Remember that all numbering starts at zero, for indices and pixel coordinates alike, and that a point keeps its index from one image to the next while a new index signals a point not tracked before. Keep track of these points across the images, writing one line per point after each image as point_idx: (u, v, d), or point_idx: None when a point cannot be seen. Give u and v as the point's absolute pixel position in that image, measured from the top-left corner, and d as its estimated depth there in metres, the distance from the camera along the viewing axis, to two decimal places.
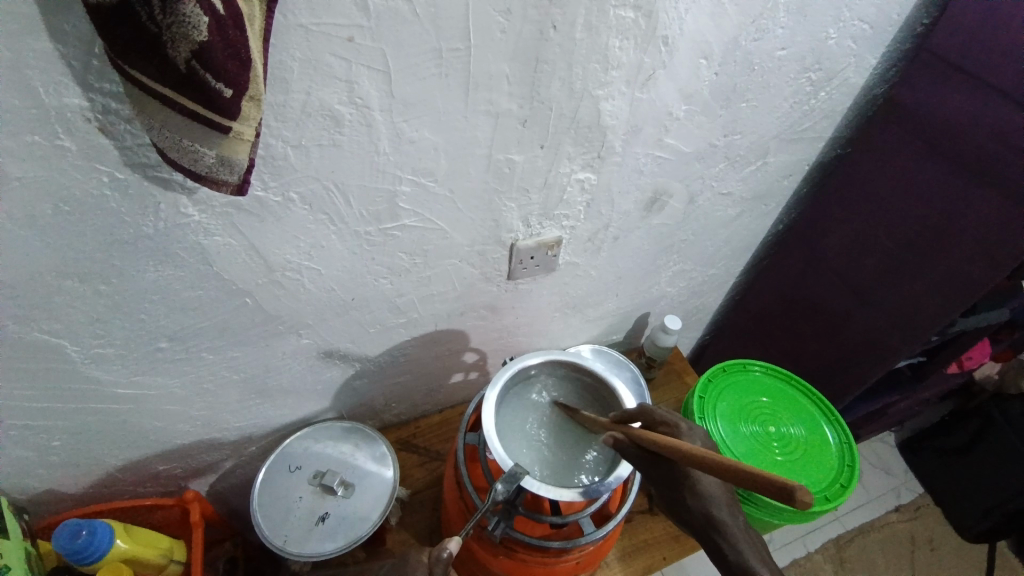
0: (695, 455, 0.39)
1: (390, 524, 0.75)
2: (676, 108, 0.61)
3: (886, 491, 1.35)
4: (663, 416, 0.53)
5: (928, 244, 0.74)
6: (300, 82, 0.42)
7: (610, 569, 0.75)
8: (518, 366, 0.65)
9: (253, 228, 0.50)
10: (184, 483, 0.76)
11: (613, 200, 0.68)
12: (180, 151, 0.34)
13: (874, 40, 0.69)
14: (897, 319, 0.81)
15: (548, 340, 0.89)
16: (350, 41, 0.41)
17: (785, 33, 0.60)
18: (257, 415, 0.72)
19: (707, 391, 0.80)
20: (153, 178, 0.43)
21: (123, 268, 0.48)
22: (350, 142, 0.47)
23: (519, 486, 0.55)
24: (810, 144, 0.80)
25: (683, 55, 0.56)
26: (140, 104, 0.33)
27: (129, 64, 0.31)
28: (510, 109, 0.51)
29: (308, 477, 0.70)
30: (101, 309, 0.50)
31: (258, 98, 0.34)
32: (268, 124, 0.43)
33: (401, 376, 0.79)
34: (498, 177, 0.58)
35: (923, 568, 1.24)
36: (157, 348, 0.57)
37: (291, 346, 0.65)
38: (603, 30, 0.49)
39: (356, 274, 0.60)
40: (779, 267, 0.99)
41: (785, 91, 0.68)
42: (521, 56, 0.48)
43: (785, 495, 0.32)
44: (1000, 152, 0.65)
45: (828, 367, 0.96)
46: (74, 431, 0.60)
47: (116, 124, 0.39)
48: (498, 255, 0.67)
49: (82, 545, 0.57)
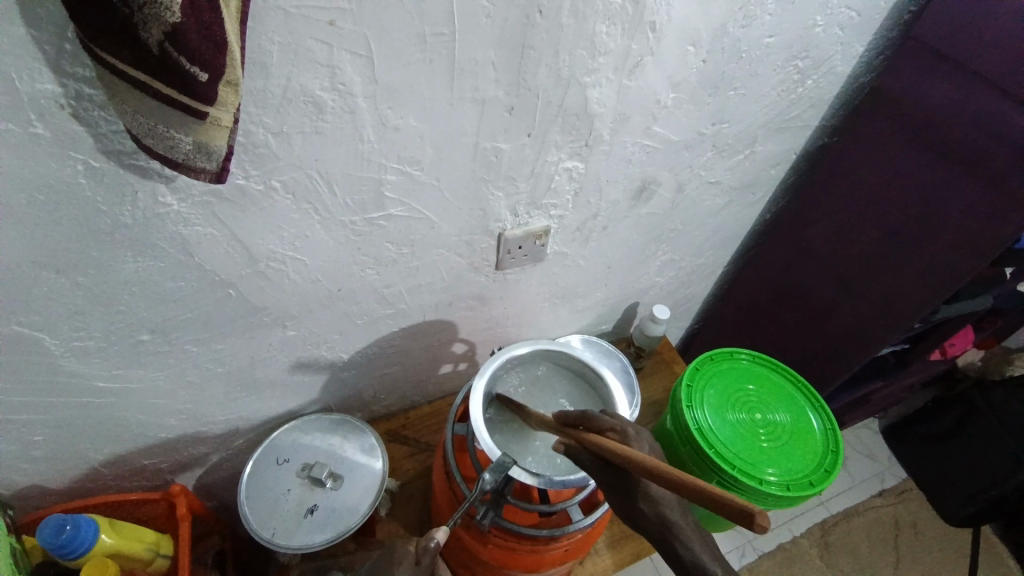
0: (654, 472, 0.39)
1: (379, 516, 0.75)
2: (664, 96, 0.61)
3: (870, 477, 1.37)
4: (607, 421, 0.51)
5: (911, 233, 0.75)
6: (281, 67, 0.41)
7: (598, 556, 0.76)
8: (505, 356, 0.65)
9: (235, 217, 0.49)
10: (171, 477, 0.75)
11: (601, 189, 0.68)
12: (156, 137, 0.33)
13: (861, 29, 0.69)
14: (883, 309, 0.82)
15: (538, 330, 0.89)
16: (331, 25, 0.40)
17: (773, 20, 0.60)
18: (244, 408, 0.72)
19: (694, 379, 0.80)
20: (129, 167, 0.42)
21: (103, 259, 0.47)
22: (333, 130, 0.47)
23: (507, 476, 0.55)
24: (797, 132, 0.80)
25: (671, 42, 0.55)
26: (114, 90, 0.32)
27: (102, 47, 0.30)
28: (497, 97, 0.51)
29: (297, 470, 0.70)
30: (80, 302, 0.49)
31: (235, 83, 0.33)
32: (248, 111, 0.42)
33: (389, 368, 0.79)
34: (486, 166, 0.57)
35: (906, 551, 1.26)
36: (138, 341, 0.55)
37: (277, 338, 0.64)
38: (591, 15, 0.48)
39: (342, 265, 0.59)
40: (766, 257, 0.99)
41: (772, 79, 0.68)
42: (507, 43, 0.47)
43: (743, 517, 0.33)
44: (986, 142, 0.65)
45: (814, 355, 0.98)
46: (56, 425, 0.59)
47: (89, 110, 0.38)
48: (485, 245, 0.67)
49: (66, 540, 0.56)
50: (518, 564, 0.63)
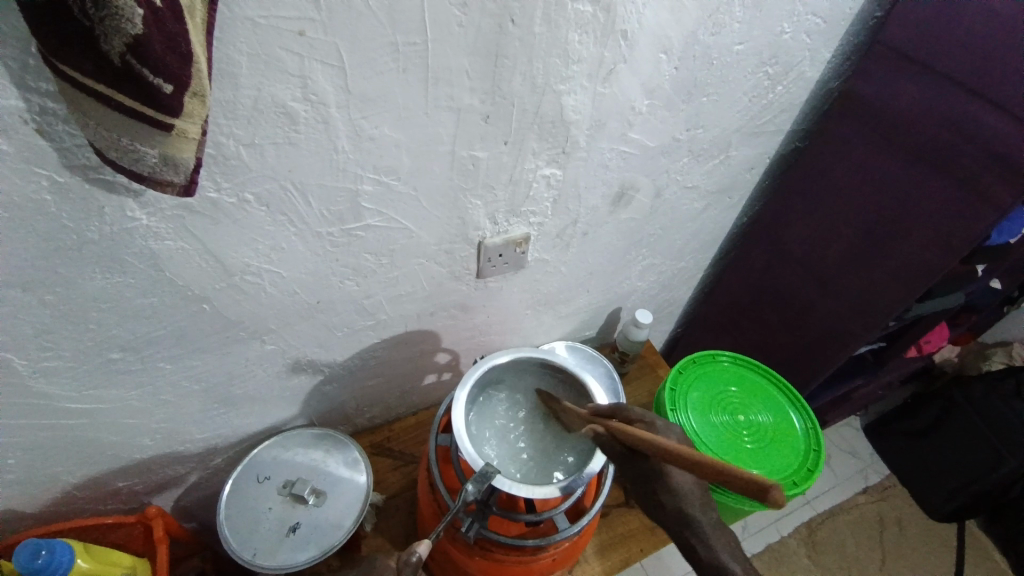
0: (675, 450, 0.41)
1: (365, 531, 0.73)
2: (639, 102, 0.62)
3: (855, 474, 1.39)
4: (636, 414, 0.55)
5: (884, 232, 0.77)
6: (251, 78, 0.40)
7: (587, 564, 0.76)
8: (488, 365, 0.63)
9: (207, 230, 0.48)
10: (147, 499, 0.73)
11: (580, 195, 0.69)
12: (120, 150, 0.33)
13: (829, 35, 0.71)
14: (858, 308, 0.84)
15: (522, 337, 0.89)
16: (302, 35, 0.40)
17: (742, 27, 0.61)
18: (222, 425, 0.70)
19: (678, 382, 0.81)
20: (96, 181, 0.41)
21: (69, 276, 0.46)
22: (307, 140, 0.46)
23: (492, 486, 0.54)
24: (770, 137, 0.82)
25: (644, 48, 0.56)
26: (77, 104, 0.31)
27: (62, 60, 0.29)
28: (473, 105, 0.51)
29: (277, 487, 0.68)
30: (47, 320, 0.48)
31: (202, 95, 0.32)
32: (218, 122, 0.41)
33: (373, 380, 0.78)
34: (463, 174, 0.57)
35: (892, 547, 1.28)
36: (109, 359, 0.54)
37: (255, 353, 0.63)
38: (563, 24, 0.49)
39: (319, 276, 0.59)
40: (744, 259, 1.00)
41: (744, 84, 0.69)
42: (481, 51, 0.47)
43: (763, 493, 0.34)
44: (954, 140, 0.67)
45: (793, 356, 1.00)
46: (28, 448, 0.57)
47: (54, 125, 0.37)
48: (466, 254, 0.66)
49: (42, 565, 0.54)
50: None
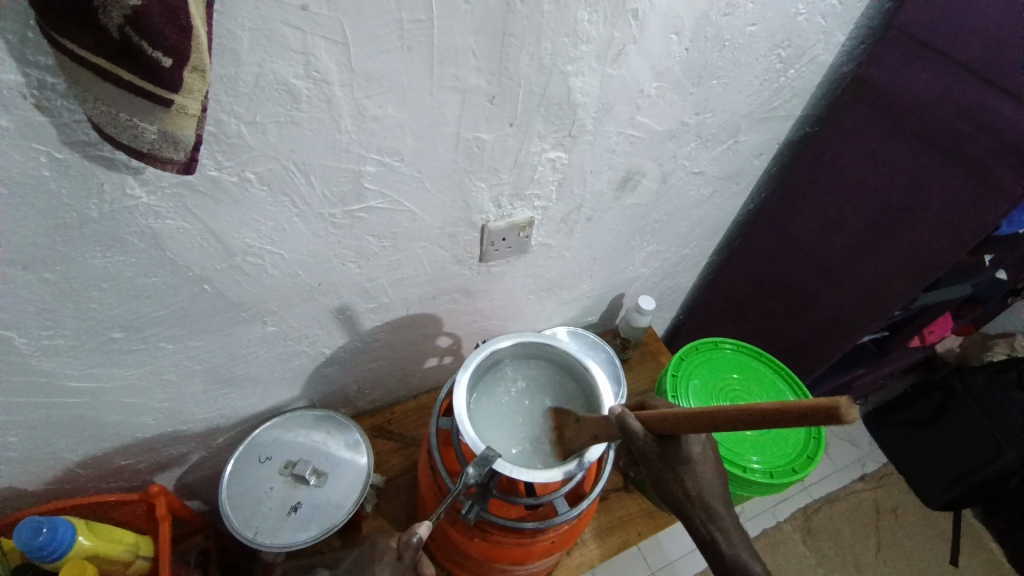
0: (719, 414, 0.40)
1: (367, 511, 0.74)
2: (647, 85, 0.60)
3: (852, 462, 1.40)
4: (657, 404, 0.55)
5: (892, 223, 0.76)
6: (252, 54, 0.39)
7: (586, 547, 0.76)
8: (491, 349, 0.63)
9: (208, 210, 0.48)
10: (150, 477, 0.74)
11: (586, 179, 0.68)
12: (119, 126, 0.32)
13: (844, 18, 0.69)
14: (863, 298, 0.84)
15: (524, 322, 0.88)
16: (304, 10, 0.39)
17: (755, 9, 0.60)
18: (224, 405, 0.70)
19: (680, 368, 0.81)
20: (95, 158, 0.40)
21: (69, 255, 0.45)
22: (309, 119, 0.45)
23: (492, 470, 0.54)
24: (780, 123, 0.81)
25: (655, 29, 0.55)
26: (75, 77, 0.31)
27: (60, 31, 0.29)
28: (478, 86, 0.50)
29: (278, 467, 0.69)
30: (48, 298, 0.47)
31: (202, 70, 0.31)
32: (219, 99, 0.41)
33: (374, 362, 0.78)
34: (468, 157, 0.56)
35: (887, 534, 1.29)
36: (111, 339, 0.54)
37: (257, 335, 0.63)
38: (572, 2, 0.47)
39: (322, 258, 0.58)
40: (749, 247, 1.00)
41: (756, 68, 0.68)
42: (487, 29, 0.46)
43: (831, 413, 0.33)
44: (966, 129, 0.66)
45: (796, 345, 1.00)
46: (30, 426, 0.57)
47: (52, 100, 0.36)
48: (469, 238, 0.66)
49: (44, 542, 0.54)
50: (504, 557, 0.63)
